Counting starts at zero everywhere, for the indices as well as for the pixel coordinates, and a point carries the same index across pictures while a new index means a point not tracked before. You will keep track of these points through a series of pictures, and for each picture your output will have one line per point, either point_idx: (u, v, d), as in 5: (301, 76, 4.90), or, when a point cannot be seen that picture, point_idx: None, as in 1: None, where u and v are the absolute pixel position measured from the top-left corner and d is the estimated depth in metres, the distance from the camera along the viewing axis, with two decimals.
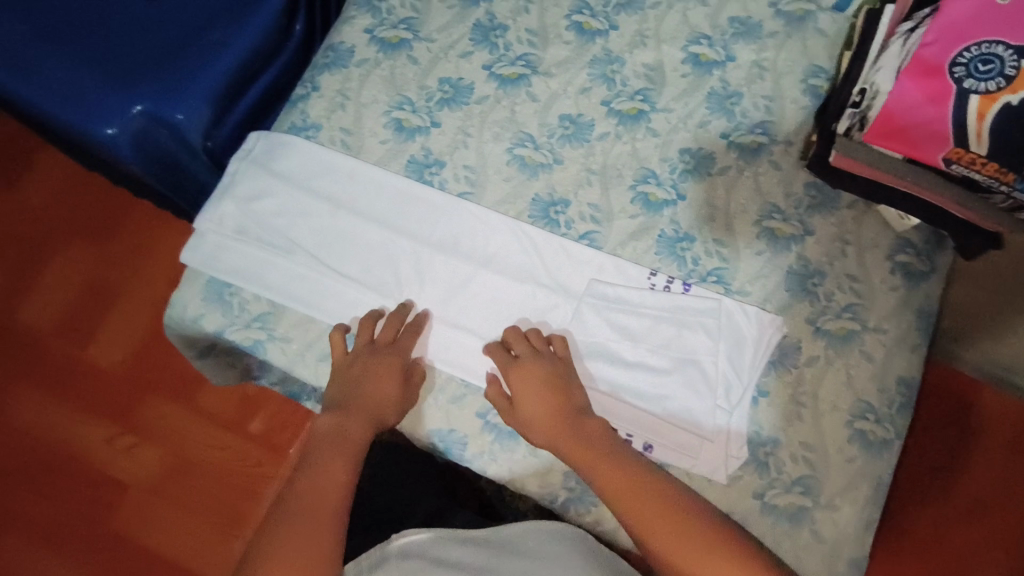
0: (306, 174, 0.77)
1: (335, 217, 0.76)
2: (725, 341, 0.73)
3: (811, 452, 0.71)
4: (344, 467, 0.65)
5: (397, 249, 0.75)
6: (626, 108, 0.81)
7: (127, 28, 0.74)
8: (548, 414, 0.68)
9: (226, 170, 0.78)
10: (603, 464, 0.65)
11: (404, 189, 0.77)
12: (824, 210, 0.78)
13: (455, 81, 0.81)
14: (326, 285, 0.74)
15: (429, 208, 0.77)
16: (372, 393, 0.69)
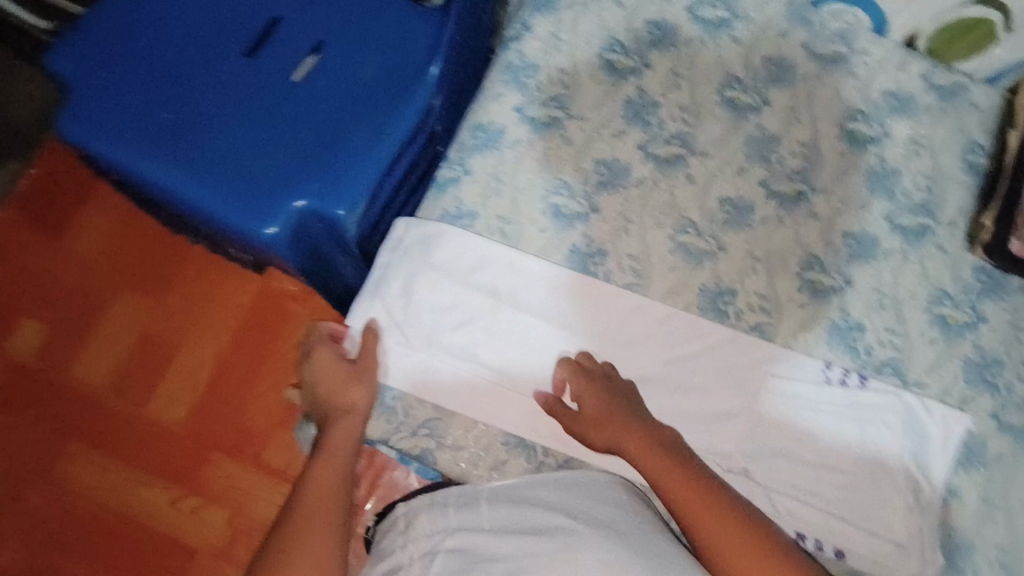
0: (462, 267, 0.73)
1: (497, 315, 0.72)
2: (911, 439, 0.71)
3: (1008, 555, 0.68)
4: (332, 472, 0.64)
5: (566, 348, 0.72)
6: (786, 190, 0.78)
7: (283, 123, 0.73)
8: (607, 417, 0.67)
9: (378, 263, 0.74)
10: (692, 489, 0.62)
11: (568, 280, 0.74)
12: (994, 295, 0.76)
13: (610, 163, 0.78)
14: (495, 389, 0.71)
15: (598, 301, 0.74)
16: (341, 400, 0.68)
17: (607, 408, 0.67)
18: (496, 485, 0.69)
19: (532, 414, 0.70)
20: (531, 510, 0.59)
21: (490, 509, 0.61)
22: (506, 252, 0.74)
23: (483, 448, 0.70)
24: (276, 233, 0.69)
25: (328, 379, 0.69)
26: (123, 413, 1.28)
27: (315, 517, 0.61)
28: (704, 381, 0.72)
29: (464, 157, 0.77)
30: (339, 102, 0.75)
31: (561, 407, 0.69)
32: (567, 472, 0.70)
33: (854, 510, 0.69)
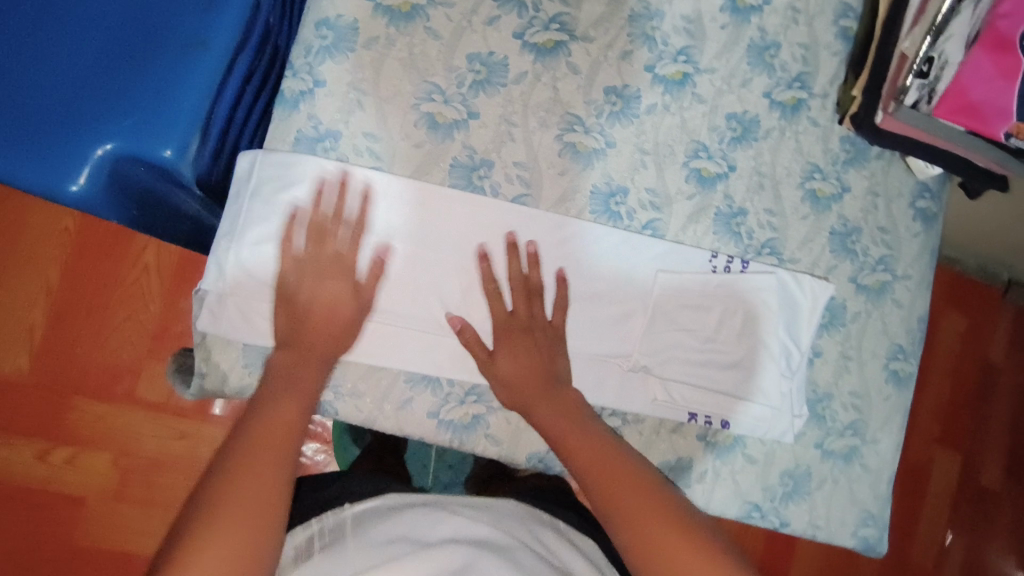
0: (325, 200, 0.64)
1: (378, 251, 0.65)
2: (785, 312, 0.76)
3: (858, 399, 0.79)
4: (298, 407, 0.57)
5: (460, 276, 0.67)
6: (670, 73, 0.74)
7: (60, 38, 0.56)
8: (528, 372, 0.66)
9: (231, 210, 0.64)
10: (585, 453, 0.60)
11: (450, 203, 0.67)
12: (857, 164, 0.80)
13: (486, 57, 0.68)
14: (392, 332, 0.66)
15: (486, 221, 0.68)
16: (316, 305, 0.63)
17: (521, 365, 0.66)
18: (405, 423, 0.67)
19: (436, 348, 0.67)
20: (393, 543, 0.50)
21: (352, 550, 0.50)
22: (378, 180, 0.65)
23: (386, 390, 0.67)
24: (85, 188, 0.55)
25: (318, 298, 0.63)
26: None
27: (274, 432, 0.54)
28: (602, 286, 0.72)
29: (312, 62, 0.64)
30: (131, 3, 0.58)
31: (478, 346, 0.66)
32: (475, 398, 0.69)
33: (739, 385, 0.74)
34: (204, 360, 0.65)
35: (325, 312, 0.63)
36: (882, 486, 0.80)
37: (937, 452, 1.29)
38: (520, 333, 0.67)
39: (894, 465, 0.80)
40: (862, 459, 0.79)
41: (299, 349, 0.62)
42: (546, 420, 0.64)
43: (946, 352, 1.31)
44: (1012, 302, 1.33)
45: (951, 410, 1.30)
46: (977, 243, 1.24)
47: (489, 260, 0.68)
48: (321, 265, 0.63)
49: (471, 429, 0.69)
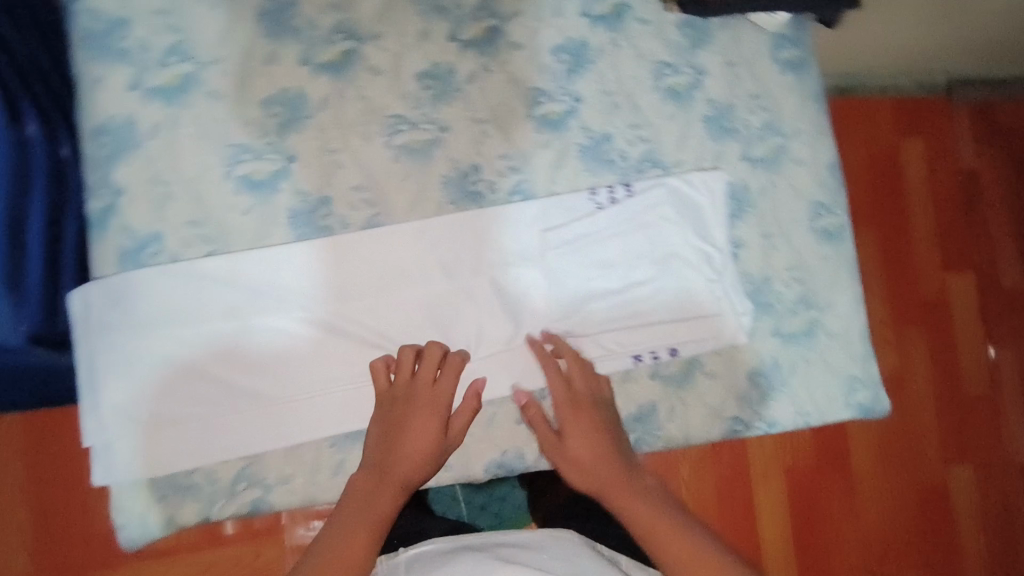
0: (177, 306, 0.61)
1: (249, 331, 0.63)
2: (688, 219, 0.72)
3: (798, 270, 0.75)
4: (365, 544, 0.57)
5: (358, 312, 0.65)
6: (476, 34, 0.70)
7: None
8: (597, 452, 0.64)
9: (85, 353, 0.61)
10: (634, 503, 0.62)
11: (306, 252, 0.64)
12: (703, 43, 0.75)
13: (280, 95, 0.65)
14: (294, 404, 0.63)
15: (347, 256, 0.65)
16: (409, 453, 0.61)
17: (591, 440, 0.64)
18: (347, 487, 0.63)
19: (347, 401, 0.64)
20: None
21: None
22: (219, 262, 0.62)
23: (314, 463, 0.63)
24: None
25: (424, 437, 0.62)
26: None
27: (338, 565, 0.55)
28: (492, 264, 0.68)
29: (104, 174, 0.61)
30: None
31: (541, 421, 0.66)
32: None
33: (670, 308, 0.71)
34: (116, 512, 0.60)
35: (425, 443, 0.62)
36: (856, 345, 0.76)
37: (948, 277, 1.25)
38: (589, 408, 0.65)
39: (861, 320, 0.76)
40: (826, 328, 0.75)
41: (401, 475, 0.61)
42: (589, 440, 0.64)
43: (918, 179, 1.26)
44: (964, 101, 1.27)
45: (943, 232, 1.26)
46: (895, 68, 1.18)
47: (377, 287, 0.66)
48: (419, 405, 0.63)
49: None
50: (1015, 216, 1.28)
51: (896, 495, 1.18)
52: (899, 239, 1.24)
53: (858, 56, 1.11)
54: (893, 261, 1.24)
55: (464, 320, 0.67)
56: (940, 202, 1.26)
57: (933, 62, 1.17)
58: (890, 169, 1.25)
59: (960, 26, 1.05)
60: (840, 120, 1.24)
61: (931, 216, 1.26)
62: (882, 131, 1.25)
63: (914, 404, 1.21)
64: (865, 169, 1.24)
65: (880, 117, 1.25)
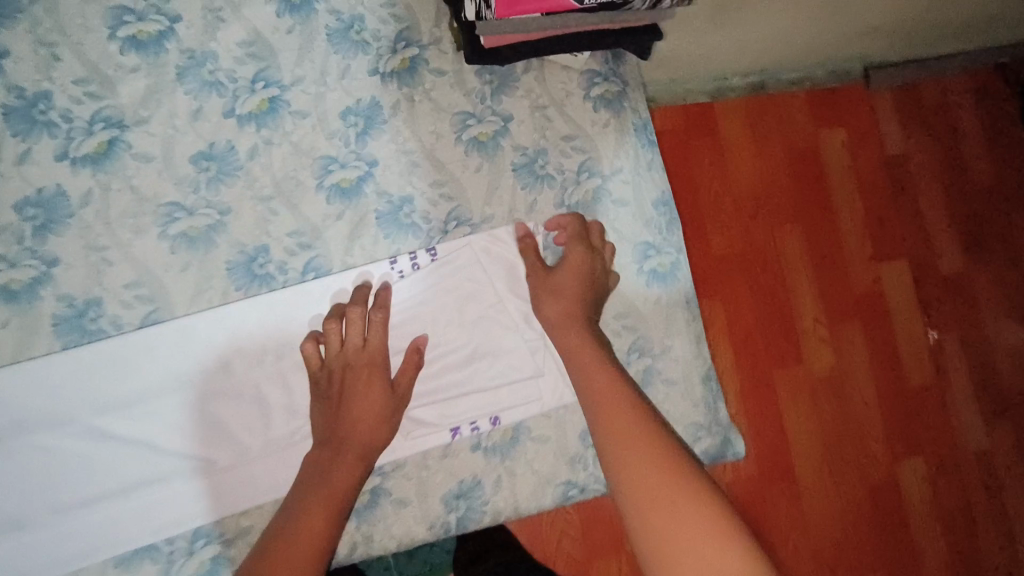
0: None
1: (15, 454, 0.60)
2: (499, 278, 0.69)
3: (628, 317, 0.71)
4: (322, 531, 0.57)
5: (124, 424, 0.61)
6: (254, 105, 0.66)
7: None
8: (577, 334, 0.64)
9: None
10: (623, 424, 0.55)
11: (56, 370, 0.61)
12: (507, 88, 0.71)
13: (35, 197, 0.62)
14: (71, 525, 0.60)
15: (119, 361, 0.62)
16: (360, 416, 0.62)
17: (565, 300, 0.65)
18: None
19: (128, 516, 0.61)
20: None
21: None
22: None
23: None
24: None
25: (367, 410, 0.62)
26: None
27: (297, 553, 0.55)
28: (279, 344, 0.64)
29: None
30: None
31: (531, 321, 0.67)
32: (202, 543, 0.62)
33: (487, 375, 0.68)
34: None
35: (360, 408, 0.62)
36: (697, 389, 0.72)
37: (881, 266, 1.09)
38: (571, 322, 0.65)
39: (702, 361, 0.73)
40: (662, 375, 0.71)
41: (353, 445, 0.61)
42: (590, 365, 0.61)
43: (840, 167, 1.10)
44: (883, 87, 1.13)
45: (872, 218, 1.10)
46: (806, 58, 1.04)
47: (145, 391, 0.62)
48: (363, 371, 0.63)
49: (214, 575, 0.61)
50: (947, 194, 1.14)
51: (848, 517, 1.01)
52: (827, 235, 1.08)
53: (750, 58, 1.00)
54: (817, 256, 1.07)
55: (249, 416, 0.63)
56: (865, 187, 1.11)
57: (843, 50, 1.04)
58: (808, 159, 1.09)
59: (848, 17, 0.93)
60: (738, 113, 1.08)
61: (855, 203, 1.10)
62: (794, 116, 1.09)
63: (855, 408, 1.04)
64: (769, 161, 1.08)
65: (789, 103, 1.10)
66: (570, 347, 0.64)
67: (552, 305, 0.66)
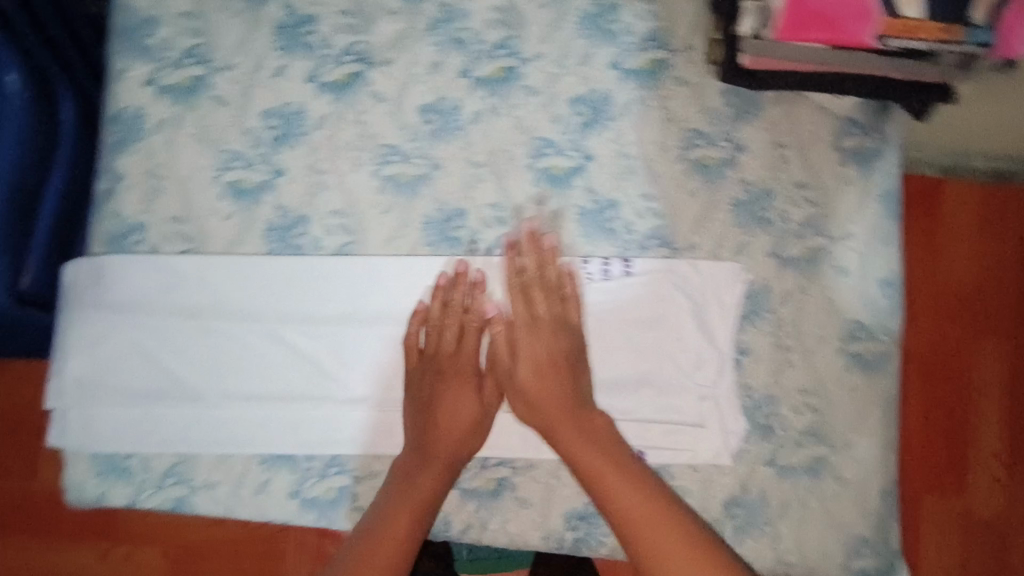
0: (149, 295, 0.63)
1: (205, 333, 0.63)
2: (689, 314, 0.64)
3: (812, 396, 0.64)
4: (408, 522, 0.58)
5: (307, 337, 0.63)
6: (491, 72, 0.66)
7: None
8: (553, 392, 0.61)
9: (61, 319, 0.64)
10: (656, 528, 0.54)
11: (265, 272, 0.64)
12: (749, 116, 0.66)
13: (281, 109, 0.65)
14: (229, 415, 0.62)
15: (319, 280, 0.64)
16: (540, 386, 0.62)
17: (552, 391, 0.61)
18: (267, 509, 0.62)
19: (281, 423, 0.62)
20: None
21: None
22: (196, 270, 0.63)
23: (240, 475, 0.62)
24: None
25: (461, 404, 0.63)
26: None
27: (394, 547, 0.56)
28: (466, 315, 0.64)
29: (108, 160, 0.64)
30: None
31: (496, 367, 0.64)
32: (337, 470, 0.62)
33: (651, 406, 0.64)
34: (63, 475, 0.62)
35: (461, 406, 0.63)
36: (870, 501, 0.63)
37: None
38: (547, 333, 0.62)
39: (883, 472, 0.64)
40: (836, 471, 0.63)
41: (459, 436, 0.62)
42: (581, 444, 0.59)
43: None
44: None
45: None
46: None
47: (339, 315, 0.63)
48: (444, 373, 0.64)
49: (339, 504, 0.62)
50: None
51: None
52: None
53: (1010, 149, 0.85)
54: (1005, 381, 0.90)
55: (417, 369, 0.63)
56: None
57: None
58: None
59: None
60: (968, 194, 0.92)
61: None
62: None
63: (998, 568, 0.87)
64: (983, 260, 0.92)
65: None
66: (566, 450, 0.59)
67: (530, 377, 0.62)
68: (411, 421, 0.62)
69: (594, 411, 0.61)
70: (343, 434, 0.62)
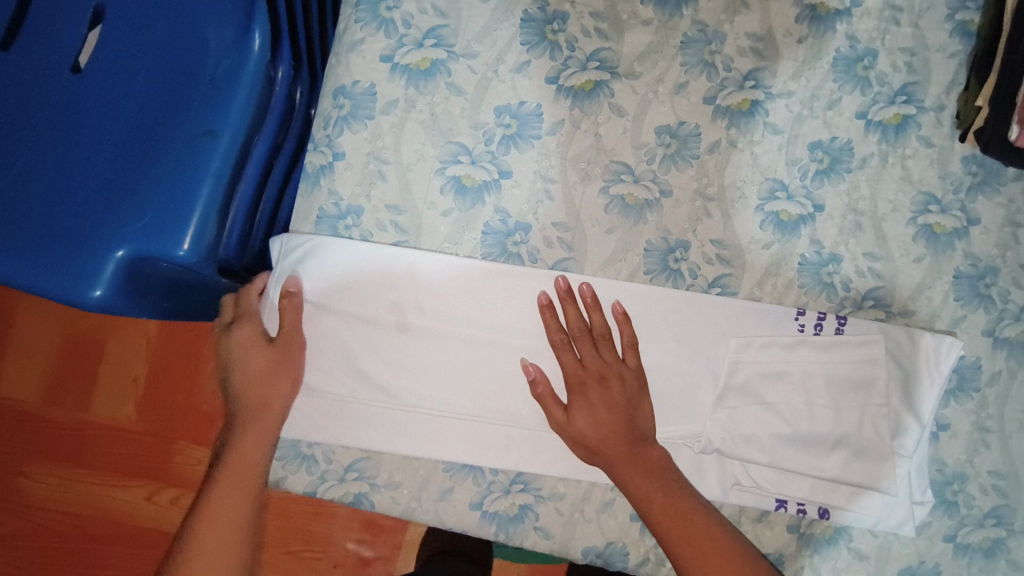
0: (351, 287, 0.60)
1: (405, 333, 0.61)
2: (895, 381, 0.63)
3: (1003, 481, 0.63)
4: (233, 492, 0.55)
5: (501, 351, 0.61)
6: (736, 102, 0.63)
7: (88, 126, 0.55)
8: (604, 430, 0.58)
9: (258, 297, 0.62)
10: (703, 547, 0.53)
11: (472, 278, 0.61)
12: (988, 188, 0.64)
13: (515, 108, 0.62)
14: (421, 419, 0.61)
15: (524, 292, 0.61)
16: (590, 435, 0.58)
17: (603, 426, 0.58)
18: (445, 515, 0.62)
19: (471, 434, 0.61)
20: None
21: None
22: (405, 273, 0.60)
23: (424, 479, 0.62)
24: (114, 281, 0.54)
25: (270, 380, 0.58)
26: (53, 422, 1.05)
27: (225, 522, 0.53)
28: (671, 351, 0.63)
29: (331, 134, 0.61)
30: (155, 86, 0.57)
31: (546, 394, 0.59)
32: (521, 487, 0.62)
33: (845, 468, 0.63)
34: None
35: (607, 418, 0.58)
36: None
37: None
38: (595, 382, 0.59)
39: None
40: (1011, 556, 0.63)
41: (610, 455, 0.58)
42: (639, 475, 0.57)
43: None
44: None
45: None
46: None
47: (534, 330, 0.61)
48: (608, 398, 0.58)
49: (518, 521, 0.62)
50: None
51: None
52: None
53: None
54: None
55: None
56: None
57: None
58: None
59: None
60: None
61: None
62: None
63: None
64: None
65: None
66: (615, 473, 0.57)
67: (581, 419, 0.58)
68: (225, 393, 0.60)
69: (650, 445, 0.58)
70: (533, 454, 0.62)
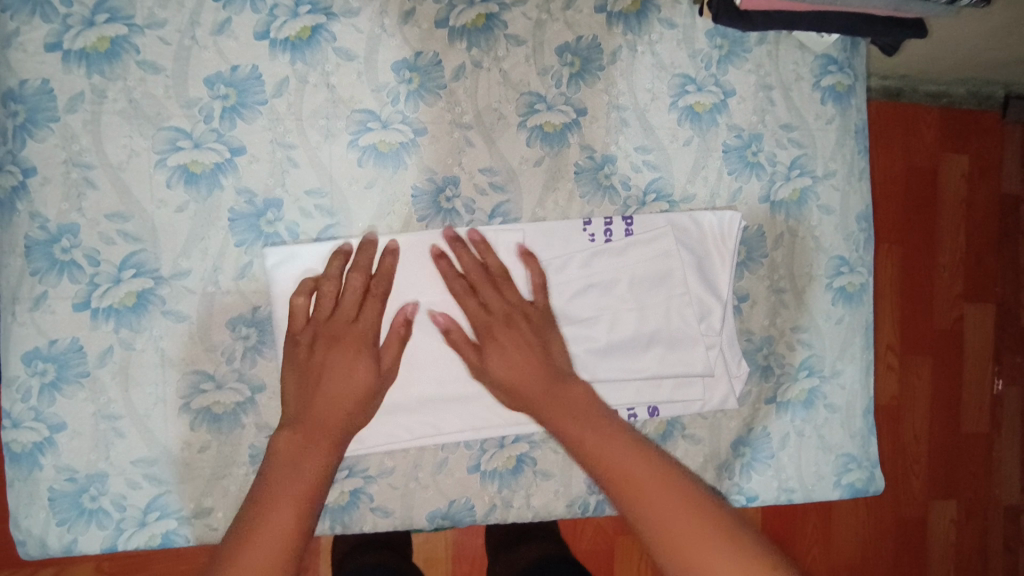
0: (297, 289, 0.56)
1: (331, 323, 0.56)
2: (693, 264, 0.63)
3: (805, 333, 0.67)
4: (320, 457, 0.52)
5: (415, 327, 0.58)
6: (470, 20, 0.59)
7: None
8: (524, 357, 0.56)
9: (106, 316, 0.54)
10: (651, 475, 0.48)
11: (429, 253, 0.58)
12: (735, 59, 0.64)
13: (227, 75, 0.55)
14: None
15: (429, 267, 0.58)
16: (510, 364, 0.56)
17: (517, 366, 0.56)
18: None
19: (402, 419, 0.58)
20: None
21: None
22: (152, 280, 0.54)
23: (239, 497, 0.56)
24: None
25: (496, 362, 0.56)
26: None
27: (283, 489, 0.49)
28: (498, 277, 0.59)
29: (13, 150, 0.52)
30: None
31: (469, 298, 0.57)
32: (347, 473, 0.59)
33: (664, 362, 0.63)
34: (14, 530, 0.54)
35: (522, 359, 0.56)
36: (855, 421, 0.68)
37: (964, 307, 1.08)
38: (503, 328, 0.57)
39: (866, 394, 0.69)
40: (826, 399, 0.68)
41: (530, 393, 0.55)
42: (559, 416, 0.54)
43: (952, 198, 1.06)
44: (1015, 120, 1.07)
45: (972, 258, 1.08)
46: (954, 69, 0.98)
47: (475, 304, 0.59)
48: (548, 380, 0.56)
49: (352, 509, 0.59)
50: None
51: (889, 533, 1.06)
52: (919, 275, 1.06)
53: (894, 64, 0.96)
54: (919, 291, 1.06)
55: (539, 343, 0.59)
56: (979, 228, 1.08)
57: (992, 70, 0.99)
58: (926, 188, 1.05)
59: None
60: (876, 126, 1.03)
61: (960, 240, 1.07)
62: (924, 143, 1.05)
63: (942, 431, 1.07)
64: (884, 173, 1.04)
65: (930, 126, 1.05)
66: (551, 419, 0.54)
67: (490, 349, 0.56)
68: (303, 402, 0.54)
69: (574, 380, 0.57)
70: (452, 415, 0.59)
